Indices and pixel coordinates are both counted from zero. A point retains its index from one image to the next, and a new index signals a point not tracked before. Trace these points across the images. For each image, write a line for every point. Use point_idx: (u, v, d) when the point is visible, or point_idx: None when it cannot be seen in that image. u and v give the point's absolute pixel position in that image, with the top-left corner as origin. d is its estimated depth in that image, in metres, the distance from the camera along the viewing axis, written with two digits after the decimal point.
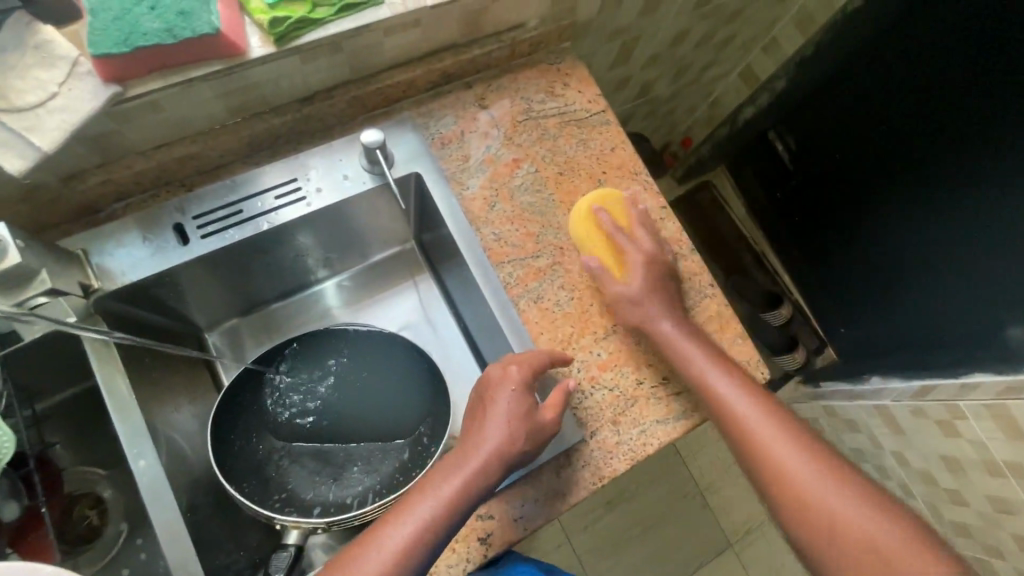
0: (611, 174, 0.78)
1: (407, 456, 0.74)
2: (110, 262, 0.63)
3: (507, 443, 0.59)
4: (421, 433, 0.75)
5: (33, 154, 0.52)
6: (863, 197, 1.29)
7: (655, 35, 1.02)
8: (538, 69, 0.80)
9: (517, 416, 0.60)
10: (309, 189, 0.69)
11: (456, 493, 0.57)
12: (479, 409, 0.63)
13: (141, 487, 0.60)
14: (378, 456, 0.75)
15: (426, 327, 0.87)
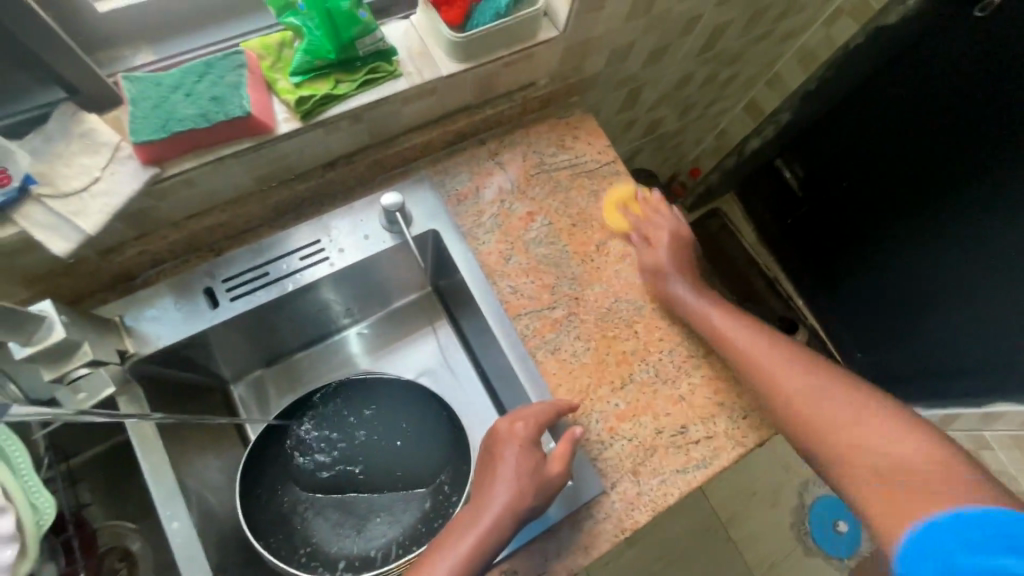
0: (623, 223, 0.80)
1: (429, 506, 0.75)
2: (143, 327, 0.65)
3: (517, 498, 0.60)
4: (443, 481, 0.77)
5: (78, 237, 0.54)
6: (869, 227, 1.30)
7: (661, 81, 1.05)
8: (548, 124, 0.83)
9: (522, 471, 0.61)
10: (332, 249, 0.71)
11: (470, 552, 0.57)
12: (486, 465, 0.63)
13: (174, 546, 0.62)
14: (401, 507, 0.76)
15: (445, 372, 0.88)
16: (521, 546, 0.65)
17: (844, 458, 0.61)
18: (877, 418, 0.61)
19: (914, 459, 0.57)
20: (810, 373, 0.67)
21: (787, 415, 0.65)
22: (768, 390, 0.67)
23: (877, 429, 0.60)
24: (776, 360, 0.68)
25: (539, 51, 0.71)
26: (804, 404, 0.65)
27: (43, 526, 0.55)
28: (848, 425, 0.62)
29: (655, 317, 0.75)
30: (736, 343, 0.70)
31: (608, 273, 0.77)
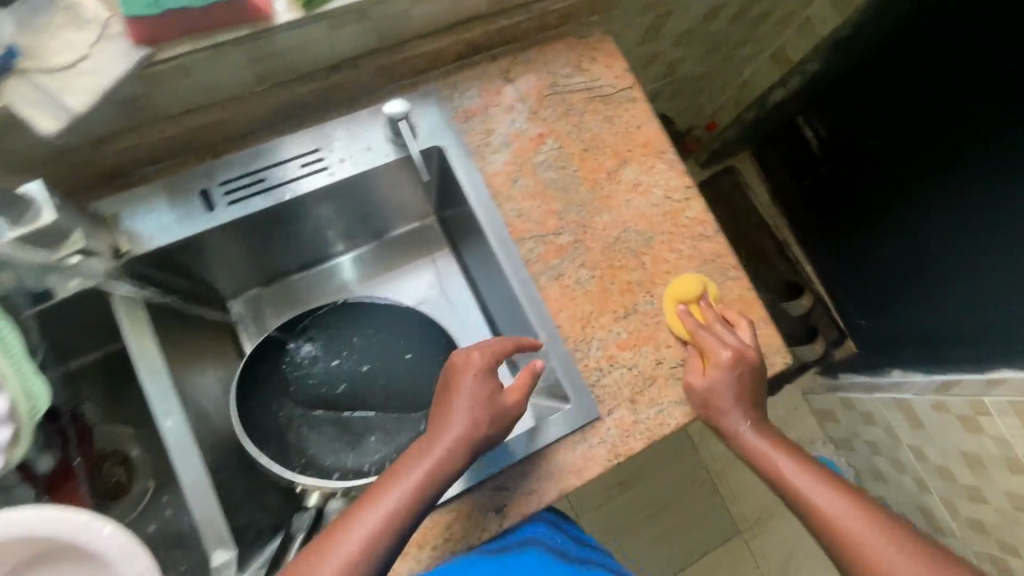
0: (637, 152, 0.76)
1: (424, 428, 0.75)
2: (139, 226, 0.64)
3: (470, 431, 0.59)
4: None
5: (65, 116, 0.52)
6: (887, 190, 1.26)
7: (685, 11, 0.99)
8: (565, 43, 0.79)
9: (479, 406, 0.59)
10: (332, 159, 0.69)
11: (425, 480, 0.56)
12: (442, 399, 0.61)
13: (168, 447, 0.61)
14: (395, 427, 0.75)
15: (445, 302, 0.87)
16: (514, 464, 0.65)
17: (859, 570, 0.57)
18: (885, 537, 0.57)
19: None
20: (820, 480, 0.62)
21: (827, 532, 0.60)
22: (807, 514, 0.61)
23: (873, 541, 0.57)
24: (799, 466, 0.64)
25: None
26: (818, 497, 0.61)
27: (37, 412, 0.56)
28: (851, 517, 0.59)
29: (663, 250, 0.73)
30: (770, 461, 0.65)
31: (619, 202, 0.74)
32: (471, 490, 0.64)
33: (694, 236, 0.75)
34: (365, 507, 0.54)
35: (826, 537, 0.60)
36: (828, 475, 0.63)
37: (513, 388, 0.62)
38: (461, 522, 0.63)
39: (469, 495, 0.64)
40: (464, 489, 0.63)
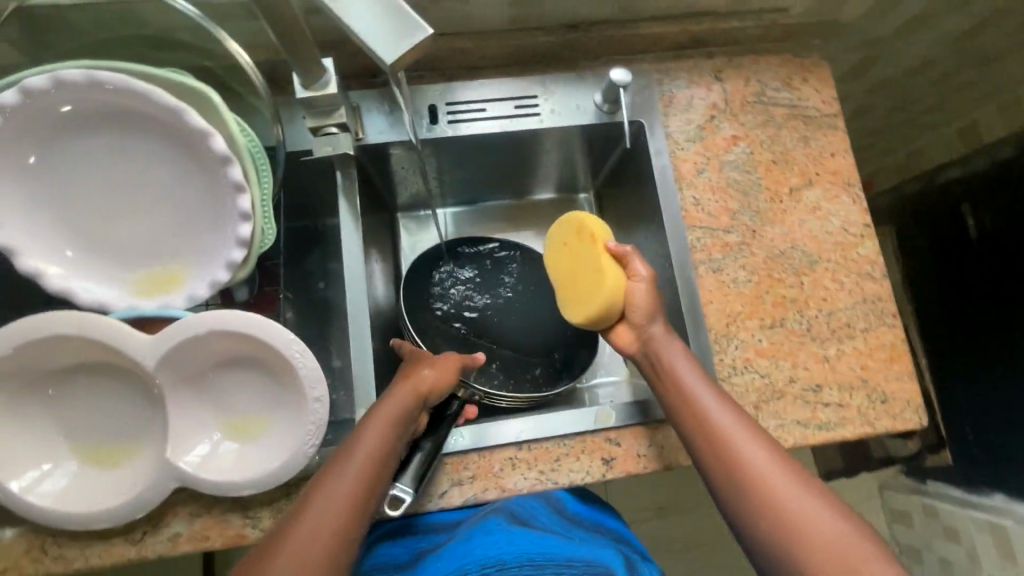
0: (824, 177, 0.77)
1: (539, 373, 0.81)
2: (375, 120, 0.73)
3: (433, 394, 0.63)
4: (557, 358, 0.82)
5: None
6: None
7: (895, 60, 0.97)
8: (781, 58, 0.80)
9: (434, 379, 0.63)
10: (544, 108, 0.75)
11: (393, 423, 0.57)
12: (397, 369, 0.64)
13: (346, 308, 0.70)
14: (517, 364, 0.81)
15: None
16: (632, 423, 0.67)
17: (787, 550, 0.48)
18: (825, 506, 0.50)
19: (834, 554, 0.47)
20: (762, 444, 0.54)
21: (755, 495, 0.51)
22: (740, 477, 0.53)
23: (809, 509, 0.49)
24: (744, 425, 0.56)
25: None
26: (748, 451, 0.54)
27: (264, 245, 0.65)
28: (782, 481, 0.51)
29: (824, 276, 0.74)
30: (717, 427, 0.56)
31: (793, 219, 0.75)
32: (588, 434, 0.67)
33: (859, 273, 0.74)
34: (333, 479, 0.51)
35: (749, 508, 0.51)
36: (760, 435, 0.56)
37: (451, 358, 0.68)
38: (570, 458, 0.66)
39: (585, 437, 0.67)
40: (583, 431, 0.67)
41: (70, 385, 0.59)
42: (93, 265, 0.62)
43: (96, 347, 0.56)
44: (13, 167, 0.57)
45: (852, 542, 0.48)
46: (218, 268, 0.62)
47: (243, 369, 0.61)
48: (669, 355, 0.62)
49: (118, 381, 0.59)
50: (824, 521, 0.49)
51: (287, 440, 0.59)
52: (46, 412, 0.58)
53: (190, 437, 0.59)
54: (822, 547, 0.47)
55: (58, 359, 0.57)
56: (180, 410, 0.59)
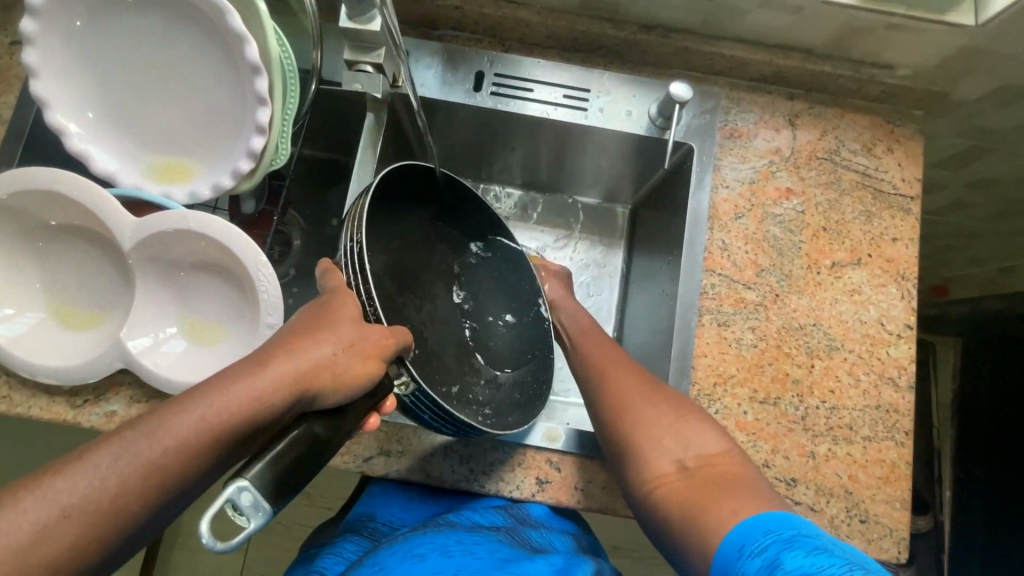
0: (876, 260, 0.69)
1: (455, 392, 0.60)
2: (418, 73, 0.71)
3: (325, 381, 0.45)
4: (485, 406, 0.61)
5: None
6: None
7: (1011, 160, 0.84)
8: (870, 119, 0.72)
9: (335, 363, 0.45)
10: (593, 105, 0.71)
11: (249, 403, 0.42)
12: (308, 328, 0.47)
13: None
14: (438, 367, 0.60)
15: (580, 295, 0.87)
16: (578, 452, 0.63)
17: (637, 449, 0.52)
18: (692, 415, 0.53)
19: (698, 453, 0.50)
20: (631, 367, 0.60)
21: (617, 405, 0.56)
22: (610, 392, 0.57)
23: (674, 412, 0.53)
24: (622, 357, 0.62)
25: (933, 30, 0.61)
26: (620, 372, 0.59)
27: (272, 163, 0.64)
28: (648, 390, 0.56)
29: (840, 366, 0.66)
30: (610, 389, 0.57)
31: (825, 295, 0.68)
32: (531, 448, 0.63)
33: (881, 375, 0.66)
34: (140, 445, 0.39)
35: (606, 412, 0.56)
36: (648, 378, 0.58)
37: (387, 345, 0.49)
38: (504, 467, 0.63)
39: (526, 451, 0.63)
40: (525, 444, 0.63)
41: (61, 241, 0.61)
42: (112, 136, 0.63)
43: (87, 211, 0.58)
44: (60, 23, 0.58)
45: (714, 440, 0.51)
46: (224, 174, 0.62)
47: (218, 273, 0.61)
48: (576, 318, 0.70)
49: (106, 250, 0.61)
50: (697, 440, 0.51)
51: (235, 355, 0.60)
52: (28, 262, 0.61)
53: (148, 322, 0.60)
54: (670, 442, 0.51)
55: (57, 213, 0.59)
56: (146, 295, 0.60)
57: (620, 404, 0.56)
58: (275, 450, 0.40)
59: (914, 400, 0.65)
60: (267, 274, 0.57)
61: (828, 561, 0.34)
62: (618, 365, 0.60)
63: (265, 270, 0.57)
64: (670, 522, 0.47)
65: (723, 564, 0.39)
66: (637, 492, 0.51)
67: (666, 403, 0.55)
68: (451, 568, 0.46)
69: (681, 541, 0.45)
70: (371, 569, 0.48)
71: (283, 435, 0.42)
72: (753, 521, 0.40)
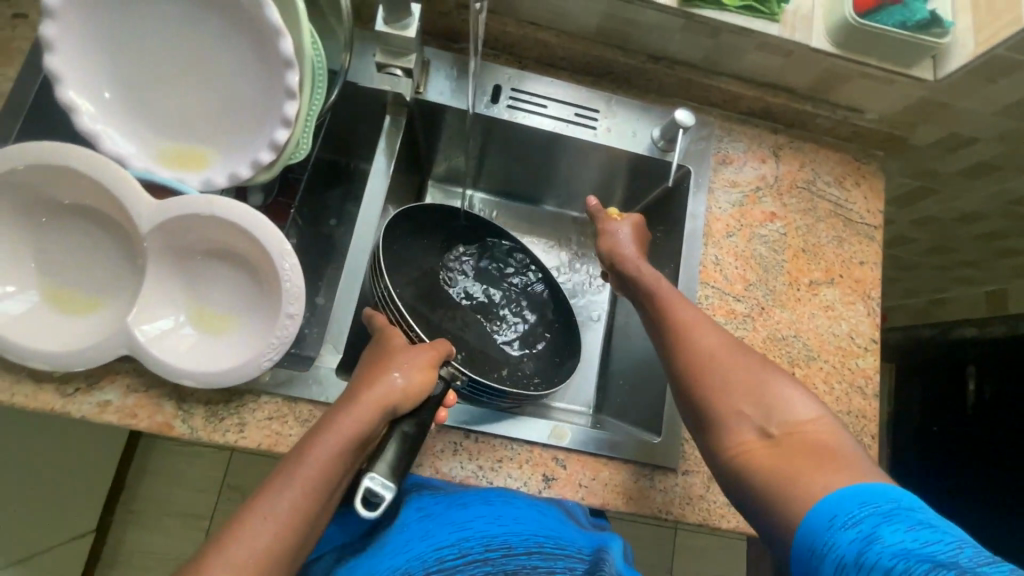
0: (846, 281, 0.76)
1: (506, 374, 0.76)
2: (438, 81, 0.74)
3: (399, 399, 0.53)
4: (533, 376, 0.78)
5: None
6: (1005, 478, 1.04)
7: (952, 201, 0.96)
8: (841, 156, 0.81)
9: (399, 384, 0.54)
10: (601, 124, 0.76)
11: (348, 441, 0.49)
12: (370, 366, 0.56)
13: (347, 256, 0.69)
14: (485, 359, 0.77)
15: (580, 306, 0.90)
16: (582, 450, 0.66)
17: (726, 416, 0.51)
18: (777, 374, 0.53)
19: (794, 419, 0.49)
20: (715, 328, 0.57)
21: (705, 373, 0.54)
22: (697, 355, 0.55)
23: (764, 376, 0.52)
24: (702, 316, 0.59)
25: (901, 82, 0.70)
26: (707, 339, 0.56)
27: (294, 157, 0.65)
28: (734, 355, 0.55)
29: (817, 374, 0.73)
30: (694, 350, 0.55)
31: (804, 309, 0.74)
32: (538, 446, 0.65)
33: (851, 384, 0.73)
34: (280, 490, 0.45)
35: (685, 374, 0.55)
36: (733, 337, 0.56)
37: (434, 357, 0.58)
38: (512, 464, 0.64)
39: (533, 448, 0.65)
40: (532, 441, 0.65)
41: (66, 222, 0.59)
42: (127, 116, 0.62)
43: (102, 192, 0.56)
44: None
45: (805, 406, 0.50)
46: (244, 163, 0.62)
47: (235, 262, 0.60)
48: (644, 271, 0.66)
49: (115, 235, 0.59)
50: (789, 402, 0.50)
51: (248, 345, 0.59)
52: (29, 240, 0.58)
53: (157, 310, 0.58)
54: (754, 408, 0.51)
55: (66, 191, 0.57)
56: (156, 282, 0.58)
57: (707, 365, 0.54)
58: (389, 452, 0.52)
59: (879, 408, 0.72)
60: (290, 266, 0.57)
61: (925, 536, 0.38)
62: (700, 322, 0.58)
63: (288, 261, 0.57)
64: (760, 492, 0.47)
65: (810, 533, 0.41)
66: (721, 460, 0.51)
67: (755, 365, 0.53)
68: (494, 519, 0.54)
69: (770, 514, 0.45)
70: (419, 530, 0.53)
71: (386, 443, 0.53)
72: (842, 493, 0.42)
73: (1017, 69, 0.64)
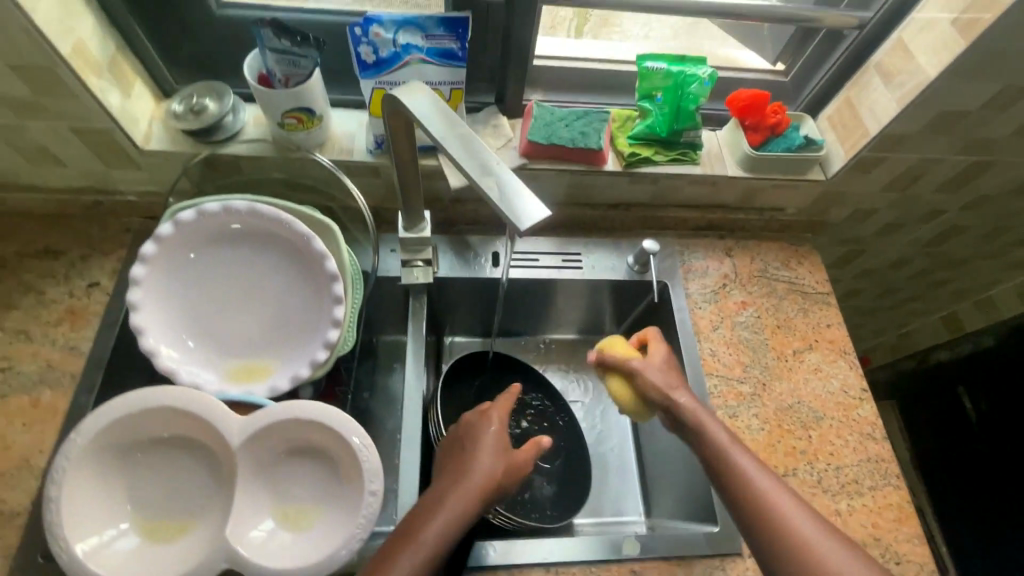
0: (822, 344, 0.89)
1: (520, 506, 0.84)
2: (448, 259, 0.89)
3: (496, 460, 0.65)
4: (546, 508, 0.85)
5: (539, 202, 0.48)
6: None
7: (879, 254, 1.15)
8: (779, 244, 0.99)
9: (490, 434, 0.68)
10: (586, 263, 0.92)
11: (458, 513, 0.59)
12: (461, 445, 0.68)
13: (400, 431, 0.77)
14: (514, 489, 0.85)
15: (608, 424, 0.98)
16: (655, 557, 0.70)
17: None
18: (862, 569, 0.55)
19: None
20: (795, 509, 0.60)
21: (782, 549, 0.57)
22: (779, 538, 0.58)
23: (844, 563, 0.56)
24: (774, 484, 0.62)
25: (802, 185, 0.90)
26: (786, 517, 0.59)
27: (344, 348, 0.75)
28: (818, 548, 0.57)
29: (831, 432, 0.82)
30: (778, 530, 0.58)
31: (798, 376, 0.86)
32: (612, 563, 0.70)
33: (862, 433, 0.82)
34: (407, 543, 0.57)
35: (772, 561, 0.58)
36: (813, 514, 0.60)
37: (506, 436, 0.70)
38: None
39: (610, 566, 0.70)
40: (608, 560, 0.70)
41: (158, 452, 0.66)
42: (200, 349, 0.73)
43: (192, 421, 0.64)
44: (165, 263, 0.71)
45: None
46: (303, 365, 0.72)
47: (310, 456, 0.67)
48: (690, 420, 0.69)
49: (200, 456, 0.66)
50: None
51: (335, 532, 0.64)
52: (123, 480, 0.64)
53: (251, 518, 0.63)
54: None
55: (156, 428, 0.65)
56: (245, 491, 0.64)
57: (792, 546, 0.57)
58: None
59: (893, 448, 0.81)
60: (357, 442, 0.65)
61: None
62: (780, 494, 0.61)
63: (354, 439, 0.64)
64: None
65: None
66: None
67: (840, 550, 0.57)
68: None
69: None
70: None
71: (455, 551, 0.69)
72: None
73: (883, 162, 0.85)
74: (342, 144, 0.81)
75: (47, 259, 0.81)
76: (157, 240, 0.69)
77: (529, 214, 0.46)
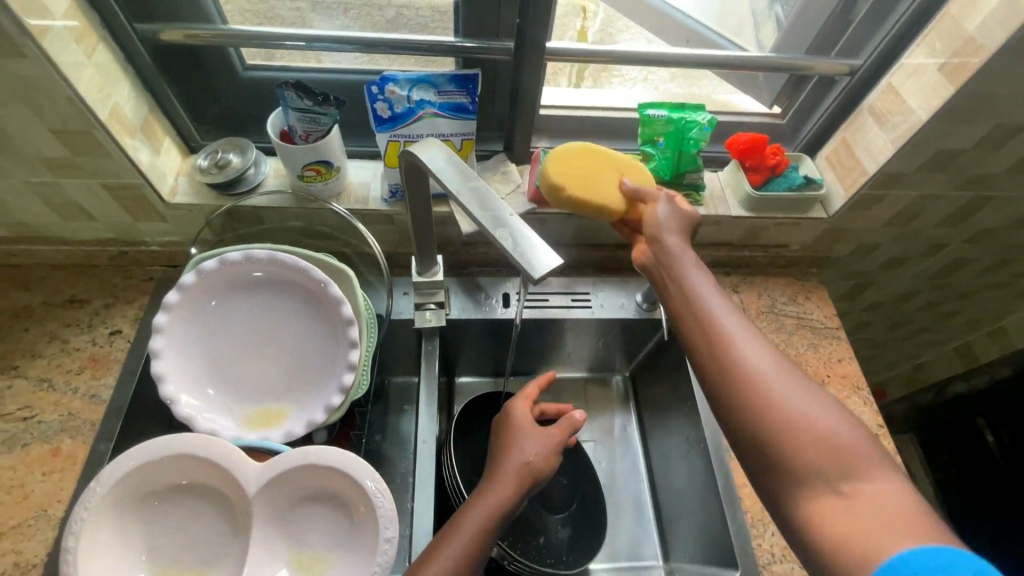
0: (835, 379, 0.89)
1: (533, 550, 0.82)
2: (459, 301, 0.91)
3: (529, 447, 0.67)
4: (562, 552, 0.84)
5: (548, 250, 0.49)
6: None
7: (886, 287, 1.15)
8: (786, 279, 1.00)
9: (518, 421, 0.70)
10: (596, 302, 0.93)
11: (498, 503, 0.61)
12: (499, 437, 0.70)
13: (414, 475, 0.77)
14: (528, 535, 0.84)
15: (620, 464, 0.97)
16: None
17: (785, 466, 0.51)
18: (836, 419, 0.52)
19: (805, 439, 0.51)
20: (771, 359, 0.55)
21: (746, 400, 0.54)
22: (743, 383, 0.54)
23: (829, 420, 0.51)
24: (739, 323, 0.58)
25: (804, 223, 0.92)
26: (758, 365, 0.54)
27: (359, 392, 0.76)
28: (789, 395, 0.53)
29: None
30: (751, 379, 0.54)
31: None
32: None
33: None
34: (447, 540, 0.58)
35: (735, 409, 0.54)
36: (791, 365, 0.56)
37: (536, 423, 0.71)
38: None
39: None
40: None
41: (177, 499, 0.66)
42: (219, 395, 0.74)
43: (208, 468, 0.65)
44: (186, 311, 0.73)
45: (867, 462, 0.49)
46: (318, 410, 0.73)
47: (324, 502, 0.67)
48: (677, 265, 0.64)
49: (216, 504, 0.66)
50: (852, 446, 0.50)
51: None
52: (140, 529, 0.64)
53: (267, 568, 0.64)
54: (809, 461, 0.50)
55: (174, 475, 0.65)
56: (261, 539, 0.64)
57: (760, 393, 0.53)
58: None
59: None
60: (373, 487, 0.64)
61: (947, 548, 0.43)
62: (754, 342, 0.56)
63: (371, 485, 0.64)
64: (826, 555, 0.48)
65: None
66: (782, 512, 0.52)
67: (811, 396, 0.53)
68: None
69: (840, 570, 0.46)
70: None
71: None
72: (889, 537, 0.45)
73: (883, 199, 0.87)
74: (358, 192, 0.85)
75: (73, 308, 0.84)
76: (181, 289, 0.72)
77: (541, 262, 0.48)
